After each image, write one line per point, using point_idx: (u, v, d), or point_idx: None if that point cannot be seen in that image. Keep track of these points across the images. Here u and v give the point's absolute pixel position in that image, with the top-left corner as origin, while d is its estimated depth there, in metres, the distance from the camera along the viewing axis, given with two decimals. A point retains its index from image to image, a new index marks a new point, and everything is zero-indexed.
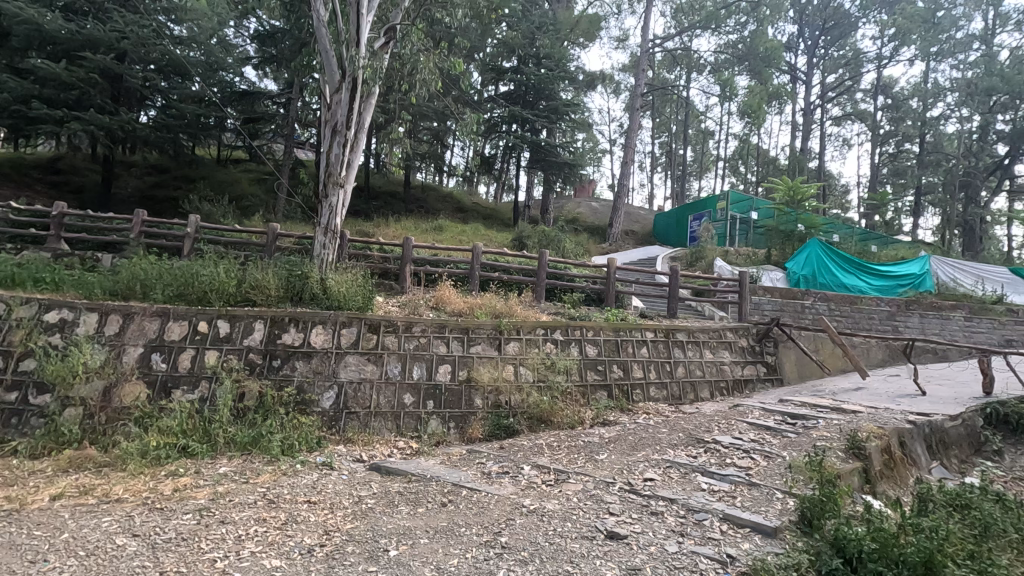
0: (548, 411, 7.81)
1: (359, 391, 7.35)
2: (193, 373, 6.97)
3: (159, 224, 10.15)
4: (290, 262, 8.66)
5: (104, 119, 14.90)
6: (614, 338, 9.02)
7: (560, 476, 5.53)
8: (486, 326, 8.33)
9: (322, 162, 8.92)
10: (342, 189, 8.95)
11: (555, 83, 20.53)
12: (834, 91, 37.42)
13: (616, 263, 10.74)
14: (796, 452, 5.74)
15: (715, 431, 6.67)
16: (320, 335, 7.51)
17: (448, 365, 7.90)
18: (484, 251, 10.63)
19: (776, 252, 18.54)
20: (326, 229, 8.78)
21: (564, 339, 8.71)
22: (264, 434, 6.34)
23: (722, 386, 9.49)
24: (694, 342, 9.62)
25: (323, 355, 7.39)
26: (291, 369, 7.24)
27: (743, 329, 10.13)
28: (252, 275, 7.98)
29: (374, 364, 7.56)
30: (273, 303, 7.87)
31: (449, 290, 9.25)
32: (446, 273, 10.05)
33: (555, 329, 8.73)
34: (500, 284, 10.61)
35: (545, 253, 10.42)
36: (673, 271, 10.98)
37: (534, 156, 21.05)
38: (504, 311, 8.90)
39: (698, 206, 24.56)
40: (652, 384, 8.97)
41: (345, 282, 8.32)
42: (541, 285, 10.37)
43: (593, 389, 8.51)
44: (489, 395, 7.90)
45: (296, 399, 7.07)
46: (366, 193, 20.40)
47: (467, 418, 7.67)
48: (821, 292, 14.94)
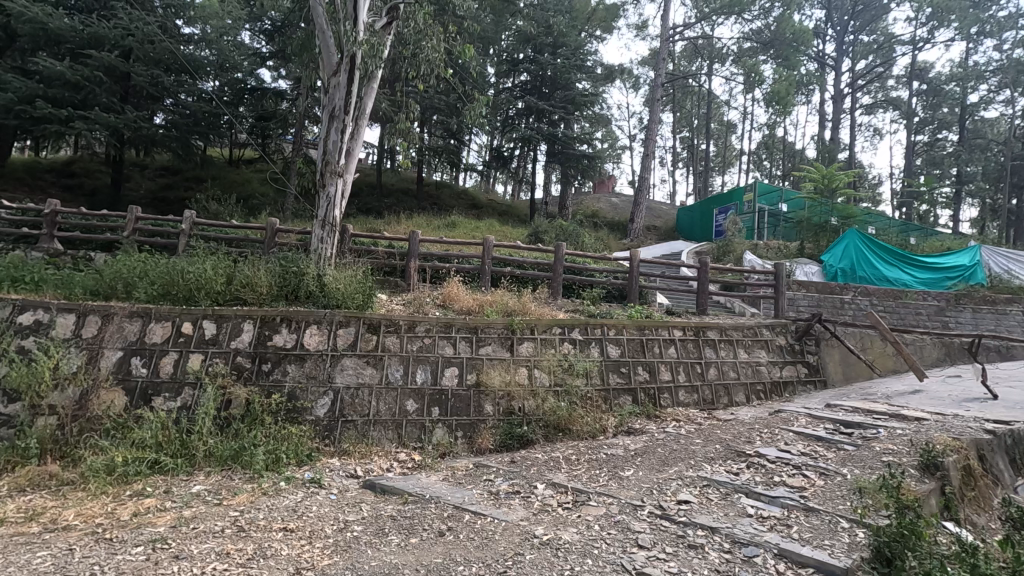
0: (566, 419, 7.03)
1: (357, 398, 6.69)
2: (176, 379, 6.39)
3: (154, 221, 9.66)
4: (285, 258, 8.04)
5: (110, 119, 14.57)
6: (638, 337, 8.21)
7: (580, 497, 4.76)
8: (497, 325, 7.60)
9: (319, 151, 8.28)
10: (341, 179, 8.30)
11: (572, 73, 19.70)
12: (865, 78, 35.76)
13: (640, 255, 9.89)
14: (858, 469, 4.88)
15: (757, 442, 5.82)
16: (315, 336, 6.87)
17: (455, 368, 7.19)
18: (496, 244, 9.89)
19: (810, 244, 17.42)
20: (323, 221, 8.13)
21: (583, 338, 7.94)
22: (248, 446, 5.70)
23: (759, 389, 8.58)
24: (726, 341, 8.75)
25: (317, 359, 6.75)
26: (282, 374, 6.61)
27: (780, 326, 9.21)
28: (243, 271, 7.38)
29: (373, 368, 6.89)
30: (265, 301, 7.27)
31: (458, 287, 8.55)
32: (455, 268, 9.34)
33: (573, 328, 7.95)
34: (513, 281, 9.85)
35: (561, 246, 9.65)
36: (701, 263, 10.08)
37: (551, 150, 20.26)
38: (516, 308, 8.15)
39: (724, 199, 23.44)
40: (681, 388, 8.12)
41: (344, 278, 7.67)
42: (558, 281, 9.59)
43: (616, 393, 7.71)
44: (500, 401, 7.15)
45: (286, 406, 6.42)
46: (378, 190, 19.86)
47: (476, 427, 6.93)
48: (863, 287, 13.85)
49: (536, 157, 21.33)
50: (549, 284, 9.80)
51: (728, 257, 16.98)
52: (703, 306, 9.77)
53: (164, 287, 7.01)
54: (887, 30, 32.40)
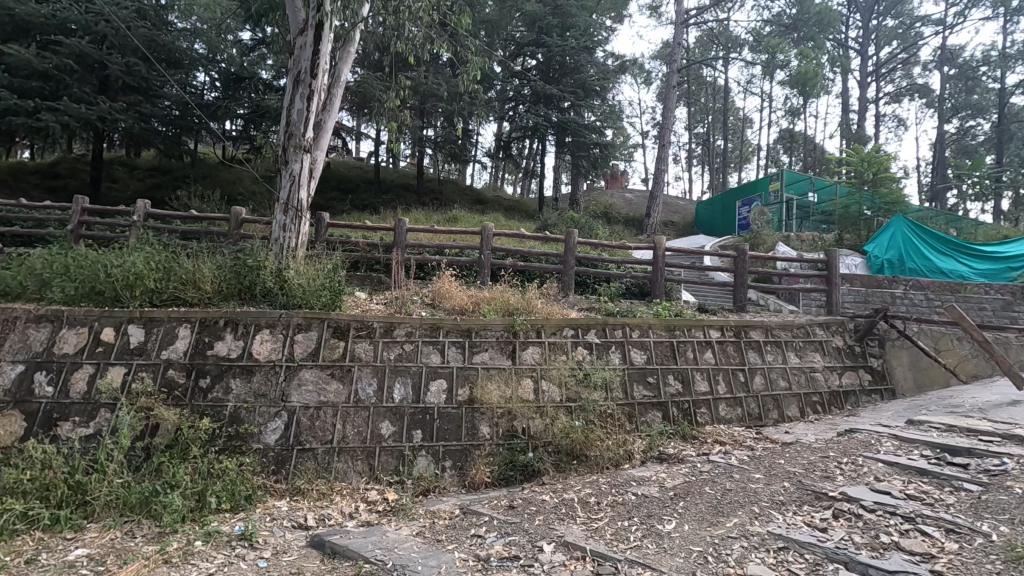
0: (582, 444, 5.60)
1: (317, 420, 5.32)
2: (88, 400, 5.06)
3: (105, 212, 8.43)
4: (241, 250, 6.71)
5: (81, 110, 13.46)
6: (666, 340, 6.82)
7: (603, 568, 3.33)
8: (494, 327, 6.24)
9: (282, 122, 6.92)
10: (309, 157, 6.95)
11: (582, 55, 18.28)
12: (892, 63, 33.80)
13: (666, 243, 8.41)
14: (1007, 528, 3.36)
15: (839, 478, 4.33)
16: (266, 343, 5.54)
17: (443, 381, 5.81)
18: (496, 233, 8.53)
19: (848, 235, 15.75)
20: (286, 205, 6.78)
21: (599, 341, 6.54)
22: (165, 488, 4.37)
23: (816, 401, 7.09)
24: (773, 342, 7.29)
25: (268, 372, 5.41)
26: (224, 391, 5.28)
27: (836, 324, 7.73)
28: (185, 265, 6.07)
29: (339, 382, 5.53)
30: (210, 302, 5.95)
31: (450, 281, 7.18)
32: (448, 261, 7.98)
33: (587, 329, 6.57)
34: (518, 276, 8.46)
35: (573, 234, 8.25)
36: (740, 252, 8.47)
37: (560, 139, 18.84)
38: (519, 306, 6.76)
39: (748, 190, 21.82)
40: (721, 401, 6.67)
41: (309, 272, 6.33)
42: (570, 275, 8.18)
43: (641, 409, 6.29)
44: (499, 421, 5.74)
45: (228, 432, 5.09)
46: (376, 186, 18.64)
47: (469, 455, 5.53)
48: (915, 279, 12.22)
49: (544, 148, 19.93)
50: (560, 279, 8.40)
51: (758, 250, 15.44)
52: (742, 302, 8.25)
53: (84, 285, 5.69)
54: (914, 11, 30.51)
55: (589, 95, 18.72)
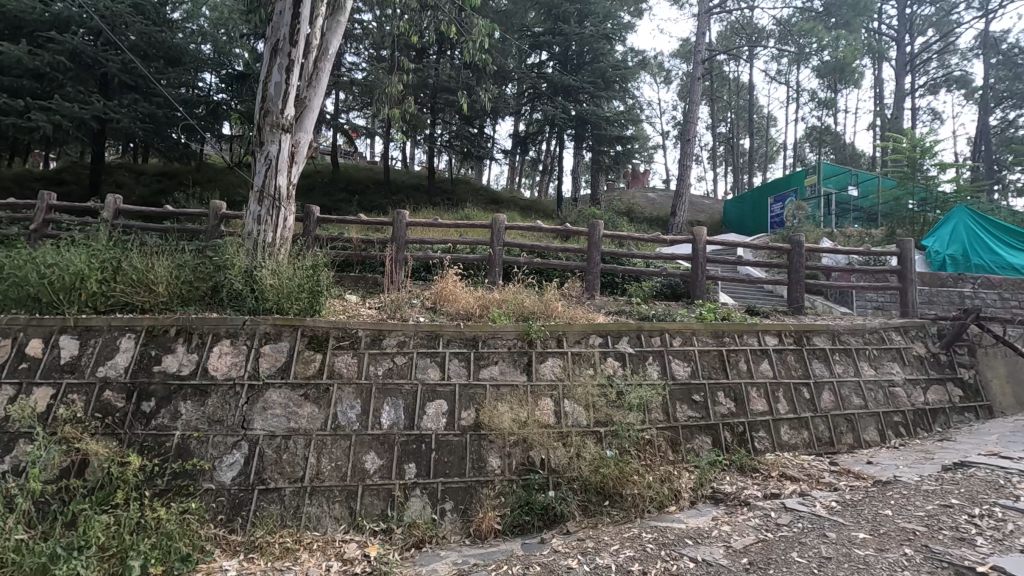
0: (617, 480, 4.46)
1: (285, 452, 4.29)
2: (4, 430, 4.10)
3: (72, 209, 7.56)
4: (210, 246, 5.73)
5: (73, 109, 12.77)
6: (715, 349, 5.67)
7: None
8: (506, 335, 5.18)
9: (258, 97, 5.92)
10: (289, 139, 5.96)
11: (602, 42, 17.15)
12: (930, 51, 31.96)
13: (706, 235, 7.18)
14: None
15: (983, 543, 3.10)
16: (226, 357, 4.53)
17: (442, 402, 4.73)
18: (509, 226, 7.45)
19: (900, 231, 14.28)
20: (261, 193, 5.78)
21: (632, 351, 5.43)
22: (74, 550, 3.34)
23: (897, 422, 5.85)
24: (842, 350, 6.09)
25: (225, 393, 4.39)
26: (171, 417, 4.28)
27: (915, 329, 6.50)
28: (137, 264, 5.10)
29: (314, 404, 4.49)
30: (164, 307, 4.95)
31: (454, 280, 6.11)
32: (453, 259, 6.92)
33: (619, 336, 5.47)
34: (534, 275, 7.36)
35: (598, 226, 7.14)
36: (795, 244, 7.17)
37: (580, 133, 17.73)
38: (536, 310, 5.66)
39: (781, 186, 20.41)
40: (784, 424, 5.48)
41: (285, 271, 5.31)
42: (595, 273, 7.06)
43: (686, 433, 5.15)
44: (513, 451, 4.64)
45: (172, 470, 4.07)
46: (386, 187, 17.76)
47: (475, 495, 4.43)
48: (984, 276, 10.82)
49: (563, 143, 18.86)
50: (583, 278, 7.26)
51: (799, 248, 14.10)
52: (800, 301, 6.99)
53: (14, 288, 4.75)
54: None
55: (609, 86, 17.58)
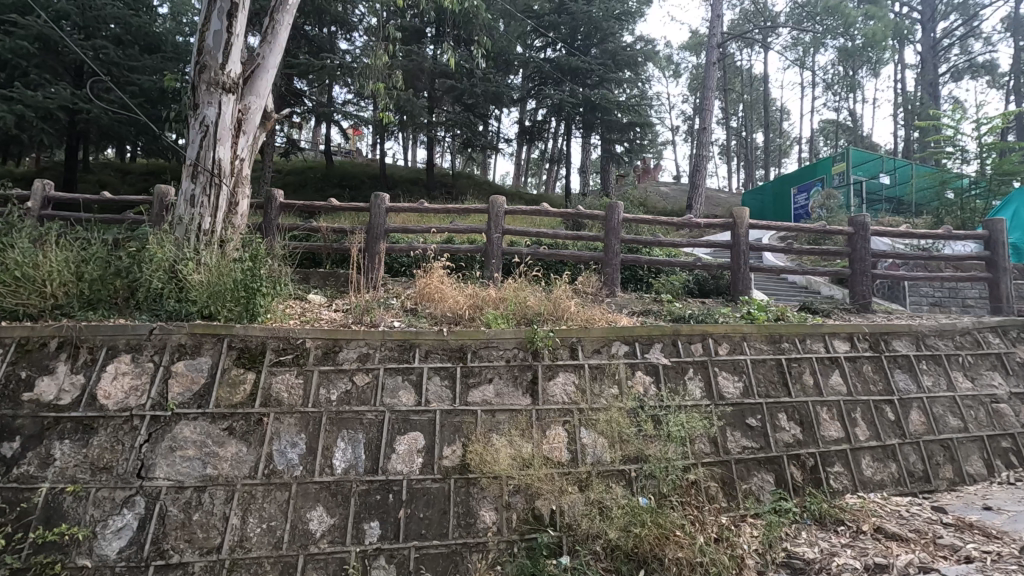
0: (658, 543, 3.22)
1: (196, 511, 3.09)
2: None
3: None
4: (131, 233, 4.56)
5: (36, 98, 11.70)
6: (772, 358, 4.43)
7: None
8: (503, 346, 3.98)
9: (194, 49, 4.75)
10: (234, 103, 4.80)
11: (611, 23, 15.99)
12: (953, 36, 30.46)
13: (748, 217, 5.93)
14: None
15: None
16: (124, 379, 3.36)
17: (418, 436, 3.54)
18: (508, 209, 6.24)
19: (946, 220, 12.90)
20: (195, 167, 4.62)
21: (668, 362, 4.20)
22: None
23: (1007, 449, 4.57)
24: (929, 357, 4.83)
25: (117, 430, 3.21)
26: (38, 464, 3.10)
27: (1015, 329, 5.24)
28: (26, 254, 3.96)
29: (241, 442, 3.30)
30: (56, 311, 3.80)
31: (439, 273, 4.92)
32: (440, 249, 5.72)
33: (649, 344, 4.25)
34: (540, 268, 6.15)
35: (616, 208, 5.92)
36: (857, 225, 5.88)
37: (588, 121, 16.51)
38: (542, 310, 4.47)
39: (806, 175, 19.05)
40: (866, 454, 4.23)
41: (220, 264, 4.14)
42: (614, 265, 5.85)
43: (742, 470, 3.92)
44: (514, 503, 3.42)
45: (32, 541, 2.90)
46: (382, 181, 16.64)
47: (460, 566, 3.20)
48: None
49: (571, 133, 17.67)
50: (600, 272, 6.04)
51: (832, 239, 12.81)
52: (865, 296, 5.74)
53: None
54: None
55: (619, 69, 16.35)
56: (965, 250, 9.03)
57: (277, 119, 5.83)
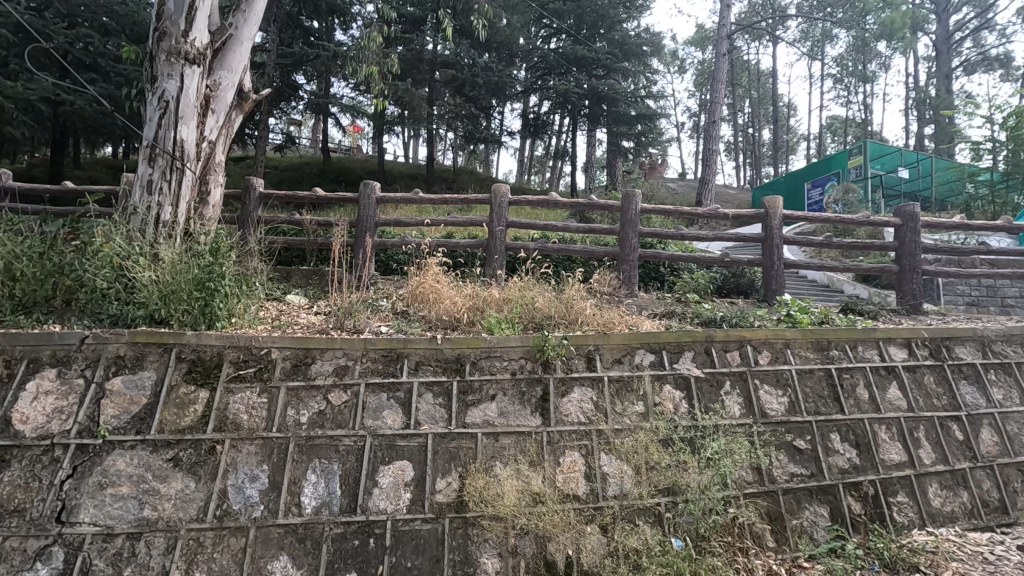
0: None
1: (127, 565, 2.49)
2: None
3: None
4: (78, 226, 3.96)
5: (16, 89, 10.98)
6: (821, 368, 3.80)
7: None
8: (509, 356, 3.37)
9: (154, 14, 4.15)
10: (200, 76, 4.19)
11: (618, 9, 15.33)
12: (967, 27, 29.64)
13: (781, 207, 5.29)
14: None
15: None
16: (49, 398, 2.79)
17: (406, 465, 2.93)
18: (513, 198, 5.61)
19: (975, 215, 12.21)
20: (152, 148, 4.02)
21: (701, 374, 3.58)
22: None
23: None
24: (998, 366, 4.20)
25: (35, 462, 2.63)
26: None
27: None
28: None
29: (188, 475, 2.70)
30: None
31: (434, 271, 4.29)
32: (437, 243, 5.10)
33: (679, 352, 3.64)
34: (549, 264, 5.52)
35: (635, 197, 5.30)
36: (903, 215, 5.24)
37: (595, 113, 15.87)
38: (553, 313, 3.86)
39: (819, 169, 18.36)
40: (934, 482, 3.61)
41: (176, 259, 3.54)
42: (630, 261, 5.23)
43: (791, 503, 3.30)
44: (524, 549, 2.82)
45: None
46: (380, 177, 16.03)
47: None
48: None
49: (576, 126, 17.00)
50: (615, 269, 5.41)
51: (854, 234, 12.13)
52: (915, 296, 5.12)
53: None
54: None
55: (626, 58, 15.71)
56: (1004, 244, 8.37)
57: (254, 100, 5.23)
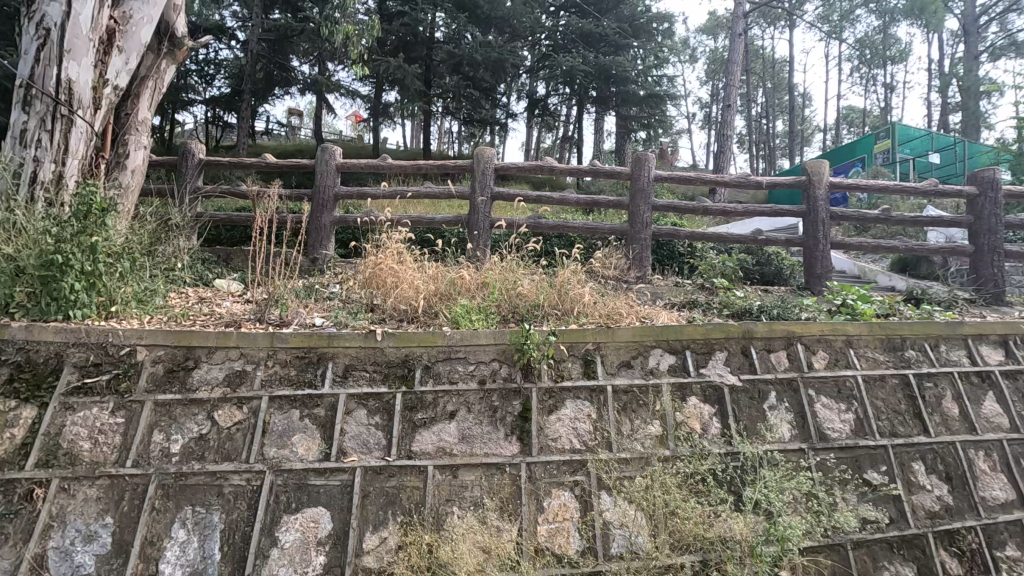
0: None
1: None
2: None
3: None
4: None
5: None
6: (895, 374, 2.87)
7: None
8: (476, 358, 2.45)
9: None
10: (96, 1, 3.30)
11: None
12: None
13: (829, 174, 4.41)
14: None
15: None
16: None
17: (321, 516, 2.06)
18: (507, 165, 4.72)
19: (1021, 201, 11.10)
20: (28, 87, 3.14)
21: (737, 382, 2.67)
22: None
23: None
24: None
25: None
26: None
27: None
28: None
29: None
30: None
31: (393, 247, 3.39)
32: (409, 219, 4.22)
33: (708, 353, 2.72)
34: (543, 244, 4.61)
35: (648, 162, 4.38)
36: (982, 179, 4.32)
37: (602, 95, 14.84)
38: (543, 300, 2.97)
39: (841, 155, 17.21)
40: None
41: (34, 225, 2.66)
42: (640, 240, 4.30)
43: (865, 561, 2.40)
44: None
45: None
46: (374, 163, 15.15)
47: None
48: None
49: (582, 110, 15.98)
50: (622, 250, 4.48)
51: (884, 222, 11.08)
52: (996, 283, 4.20)
53: None
54: None
55: (637, 35, 14.64)
56: None
57: (189, 47, 4.35)
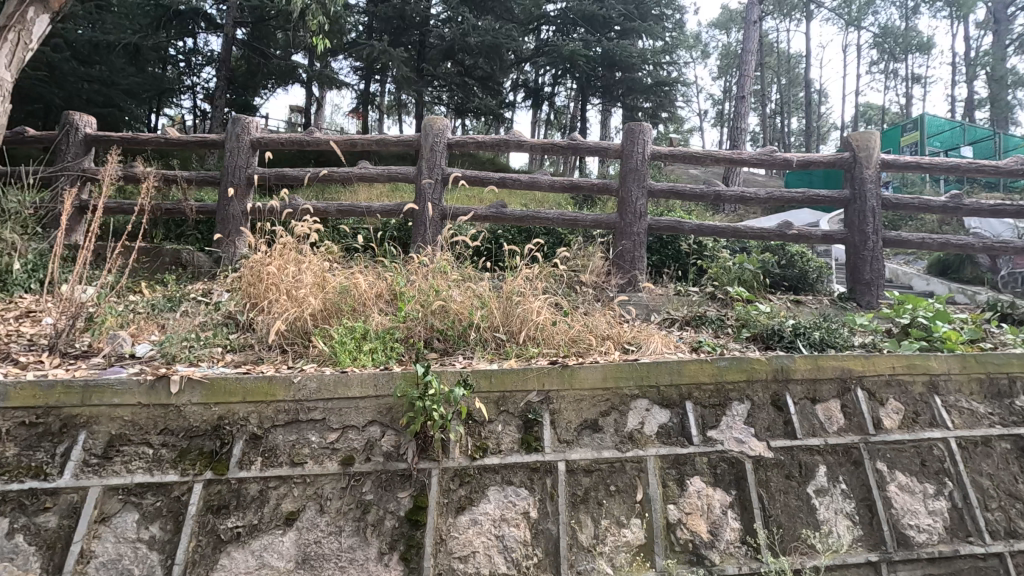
0: None
1: None
2: None
3: None
4: None
5: None
6: (1010, 437, 1.88)
7: None
8: (343, 422, 1.51)
9: None
10: None
11: None
12: None
13: (878, 151, 3.46)
14: None
15: None
16: None
17: None
18: (476, 138, 3.81)
19: None
20: None
21: (766, 451, 1.71)
22: None
23: None
24: None
25: None
26: None
27: None
28: None
29: None
30: None
31: (289, 238, 2.46)
32: (329, 207, 3.42)
33: (722, 407, 1.76)
34: (509, 240, 3.71)
35: (645, 135, 3.47)
36: None
37: (606, 83, 13.76)
38: (482, 315, 2.04)
39: None
40: None
41: None
42: (628, 237, 3.36)
43: None
44: None
45: None
46: None
47: None
48: None
49: (584, 101, 14.92)
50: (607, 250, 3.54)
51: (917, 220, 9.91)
52: None
53: None
54: None
55: (645, 19, 13.54)
56: None
57: None
